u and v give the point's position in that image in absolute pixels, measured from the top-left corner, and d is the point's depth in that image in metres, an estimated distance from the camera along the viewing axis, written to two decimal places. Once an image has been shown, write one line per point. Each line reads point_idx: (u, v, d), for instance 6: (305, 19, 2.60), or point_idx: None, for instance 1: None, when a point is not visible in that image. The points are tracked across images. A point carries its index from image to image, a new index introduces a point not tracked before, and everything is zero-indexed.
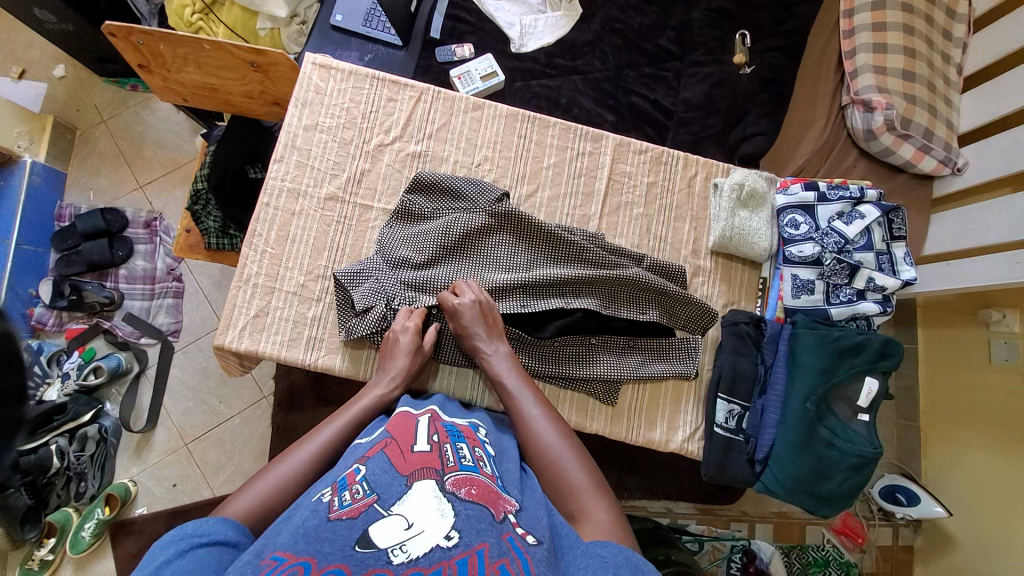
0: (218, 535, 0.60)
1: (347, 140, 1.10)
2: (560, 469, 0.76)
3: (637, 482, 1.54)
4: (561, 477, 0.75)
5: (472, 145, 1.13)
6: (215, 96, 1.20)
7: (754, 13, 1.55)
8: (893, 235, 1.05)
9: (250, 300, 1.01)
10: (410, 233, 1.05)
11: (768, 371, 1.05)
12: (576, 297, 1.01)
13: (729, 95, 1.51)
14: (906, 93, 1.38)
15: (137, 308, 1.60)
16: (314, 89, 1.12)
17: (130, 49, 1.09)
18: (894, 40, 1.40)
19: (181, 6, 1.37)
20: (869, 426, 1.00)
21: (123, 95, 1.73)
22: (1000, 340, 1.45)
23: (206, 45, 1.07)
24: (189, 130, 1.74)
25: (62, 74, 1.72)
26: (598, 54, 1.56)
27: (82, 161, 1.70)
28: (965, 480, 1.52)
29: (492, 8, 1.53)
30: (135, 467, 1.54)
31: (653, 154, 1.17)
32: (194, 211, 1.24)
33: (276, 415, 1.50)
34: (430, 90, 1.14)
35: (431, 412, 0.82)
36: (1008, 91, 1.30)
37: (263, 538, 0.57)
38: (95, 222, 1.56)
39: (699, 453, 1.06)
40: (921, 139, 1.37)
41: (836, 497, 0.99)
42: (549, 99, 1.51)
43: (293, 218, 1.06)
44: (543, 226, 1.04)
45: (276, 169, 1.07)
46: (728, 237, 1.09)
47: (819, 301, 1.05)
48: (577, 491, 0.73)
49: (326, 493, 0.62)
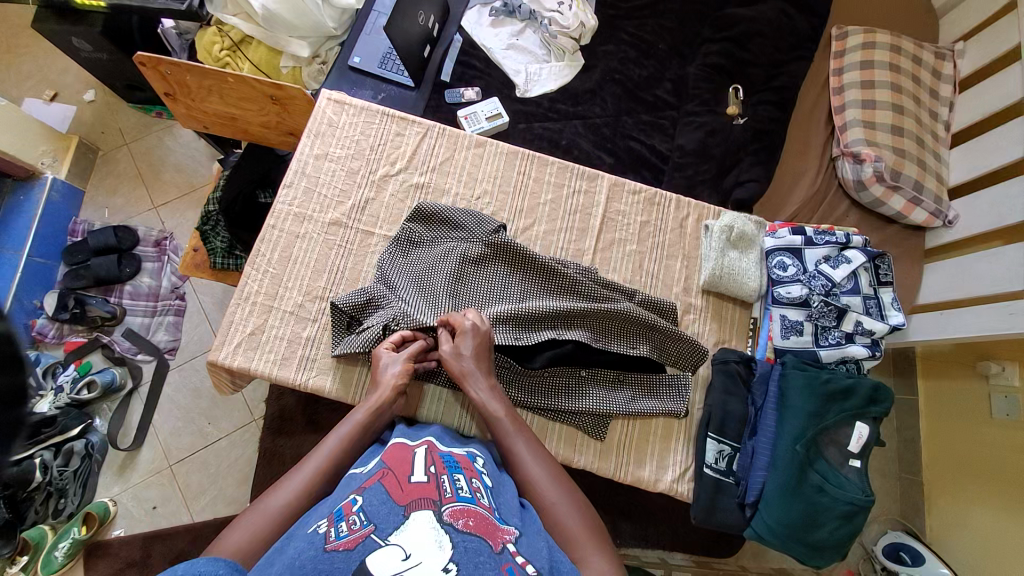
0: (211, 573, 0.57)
1: (354, 170, 1.16)
2: (556, 517, 0.75)
3: (629, 528, 1.48)
4: (559, 525, 0.74)
5: (473, 179, 1.18)
6: (234, 125, 1.28)
7: (746, 70, 1.64)
8: (880, 281, 1.07)
9: (248, 317, 1.04)
10: (409, 262, 1.07)
11: (758, 413, 1.05)
12: (569, 329, 1.02)
13: (723, 144, 1.58)
14: (895, 147, 1.44)
15: (138, 324, 1.62)
16: (327, 121, 1.18)
17: (159, 78, 1.18)
18: (882, 97, 1.48)
19: (212, 43, 1.47)
20: (861, 473, 0.98)
21: (147, 121, 1.83)
22: (1000, 394, 1.44)
23: (229, 78, 1.15)
24: (207, 156, 1.82)
25: (91, 99, 1.82)
26: (598, 101, 1.65)
27: (101, 180, 1.77)
28: (971, 540, 1.46)
29: (500, 56, 1.63)
30: (116, 486, 1.51)
31: (646, 196, 1.21)
32: (203, 230, 1.28)
33: (264, 439, 1.48)
34: (437, 127, 1.21)
35: (428, 443, 0.81)
36: (993, 149, 1.36)
37: (258, 571, 0.58)
38: (107, 239, 1.62)
39: (688, 495, 1.04)
40: (910, 192, 1.42)
41: (827, 547, 0.96)
42: (550, 141, 1.58)
43: (297, 240, 1.09)
44: (536, 257, 1.07)
45: (284, 194, 1.12)
46: (717, 276, 1.11)
47: (808, 342, 1.06)
48: (575, 537, 0.72)
49: (322, 525, 0.62)
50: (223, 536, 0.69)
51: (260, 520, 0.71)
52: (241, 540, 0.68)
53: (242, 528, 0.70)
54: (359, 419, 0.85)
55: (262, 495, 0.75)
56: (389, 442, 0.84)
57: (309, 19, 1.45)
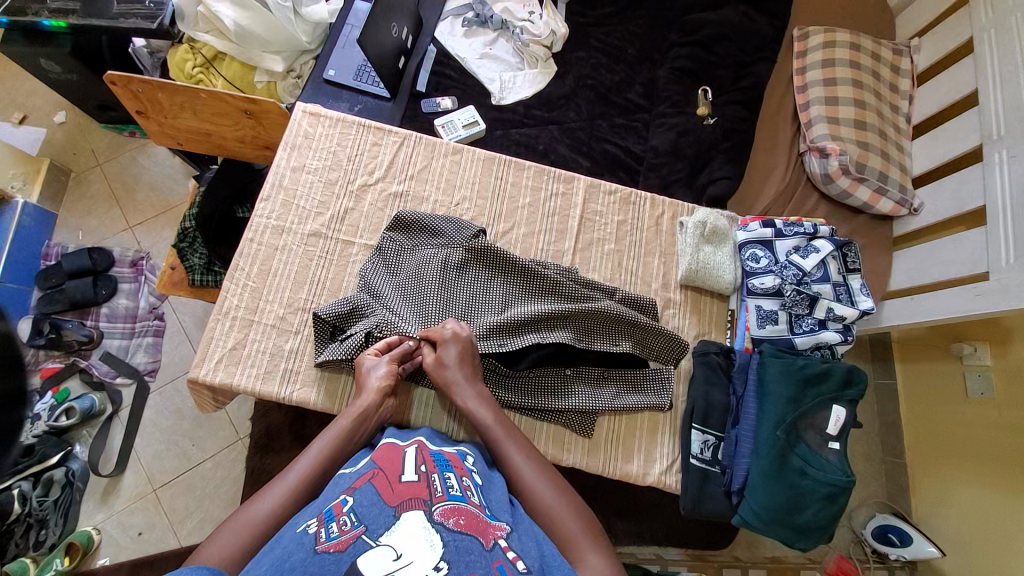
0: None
1: (332, 180, 1.16)
2: (549, 513, 0.76)
3: (624, 526, 1.50)
4: (551, 521, 0.75)
5: (451, 186, 1.20)
6: (208, 140, 1.28)
7: (714, 71, 1.69)
8: (848, 268, 1.12)
9: (228, 333, 1.03)
10: (390, 271, 1.08)
11: (740, 401, 1.07)
12: (551, 331, 1.02)
13: (695, 143, 1.62)
14: (859, 140, 1.50)
15: (116, 346, 1.59)
16: (303, 133, 1.19)
17: (130, 97, 1.17)
18: (844, 94, 1.54)
19: (183, 61, 1.47)
20: (840, 455, 1.01)
21: (120, 141, 1.81)
22: (974, 374, 1.49)
23: (202, 94, 1.15)
24: (183, 174, 1.80)
25: (62, 120, 1.80)
26: (572, 106, 1.68)
27: (74, 202, 1.74)
28: (954, 517, 1.51)
29: (474, 65, 1.66)
30: (99, 514, 1.47)
31: (622, 195, 1.24)
32: (180, 248, 1.26)
33: (251, 458, 1.46)
34: (413, 136, 1.22)
35: (418, 443, 0.81)
36: (952, 138, 1.42)
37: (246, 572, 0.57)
38: (82, 261, 1.59)
39: (676, 487, 1.06)
40: (876, 182, 1.47)
41: (812, 529, 0.99)
42: (527, 146, 1.61)
43: (277, 253, 1.09)
44: (515, 260, 1.08)
45: (262, 208, 1.11)
46: (694, 271, 1.15)
47: (783, 331, 1.09)
48: (572, 538, 0.73)
49: (312, 525, 0.62)
50: (205, 545, 0.68)
51: (244, 527, 0.70)
52: (221, 548, 0.67)
53: (225, 537, 0.69)
54: (346, 426, 0.85)
55: (246, 501, 0.74)
56: (380, 443, 0.85)
57: (283, 35, 1.47)
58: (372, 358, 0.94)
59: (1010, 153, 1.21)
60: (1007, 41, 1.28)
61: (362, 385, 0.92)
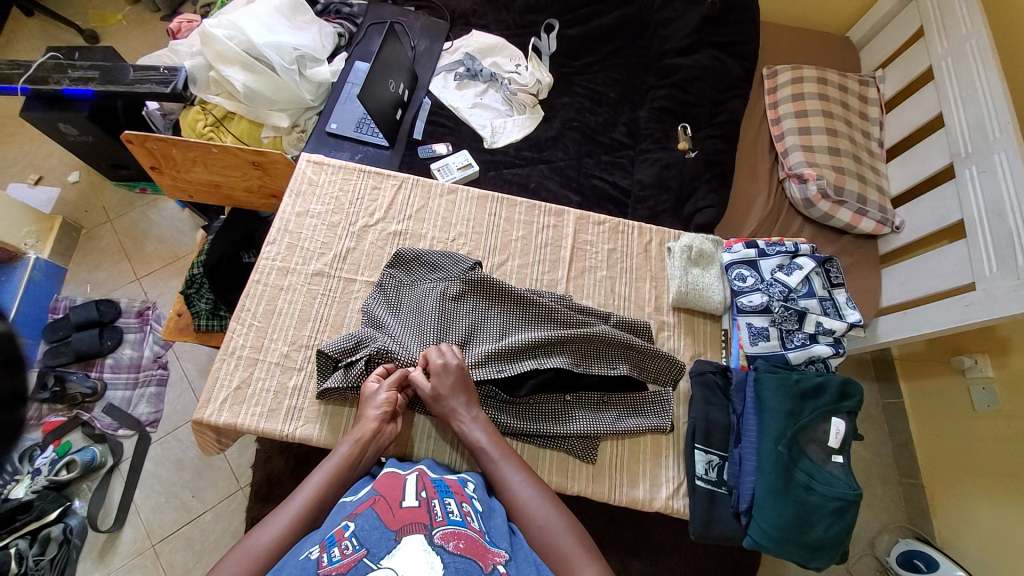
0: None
1: (335, 223, 1.22)
2: (547, 538, 0.76)
3: (638, 566, 1.44)
4: (550, 548, 0.75)
5: (448, 223, 1.26)
6: (218, 191, 1.35)
7: (692, 109, 1.80)
8: (833, 283, 1.16)
9: (233, 372, 1.05)
10: (389, 306, 1.11)
11: (740, 420, 1.08)
12: (549, 357, 1.05)
13: (679, 175, 1.71)
14: (834, 165, 1.58)
15: (119, 398, 1.61)
16: (307, 180, 1.26)
17: (145, 153, 1.26)
18: (815, 123, 1.64)
19: (195, 120, 1.58)
20: (845, 468, 1.01)
21: (131, 197, 1.90)
22: (978, 387, 1.49)
23: (215, 149, 1.24)
24: (191, 226, 1.88)
25: (75, 180, 1.90)
26: (560, 146, 1.78)
27: (84, 257, 1.81)
28: (978, 538, 1.45)
29: (467, 113, 1.78)
30: (96, 573, 1.43)
31: (611, 225, 1.30)
32: (187, 294, 1.31)
33: (251, 508, 1.44)
34: (411, 178, 1.30)
35: (419, 470, 0.82)
36: (922, 159, 1.50)
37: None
38: (89, 313, 1.63)
39: (684, 511, 1.05)
40: (855, 204, 1.54)
41: (825, 546, 0.96)
42: (519, 184, 1.69)
43: (282, 293, 1.13)
44: (512, 290, 1.12)
45: (268, 251, 1.17)
46: (684, 293, 1.18)
47: (777, 346, 1.11)
48: (570, 557, 0.73)
49: (314, 551, 0.63)
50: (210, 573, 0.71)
51: (245, 558, 0.72)
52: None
53: (227, 569, 0.71)
54: (346, 451, 0.87)
55: (245, 534, 0.76)
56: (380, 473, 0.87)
57: (288, 94, 1.59)
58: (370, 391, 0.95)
59: (979, 169, 1.28)
60: (963, 68, 1.39)
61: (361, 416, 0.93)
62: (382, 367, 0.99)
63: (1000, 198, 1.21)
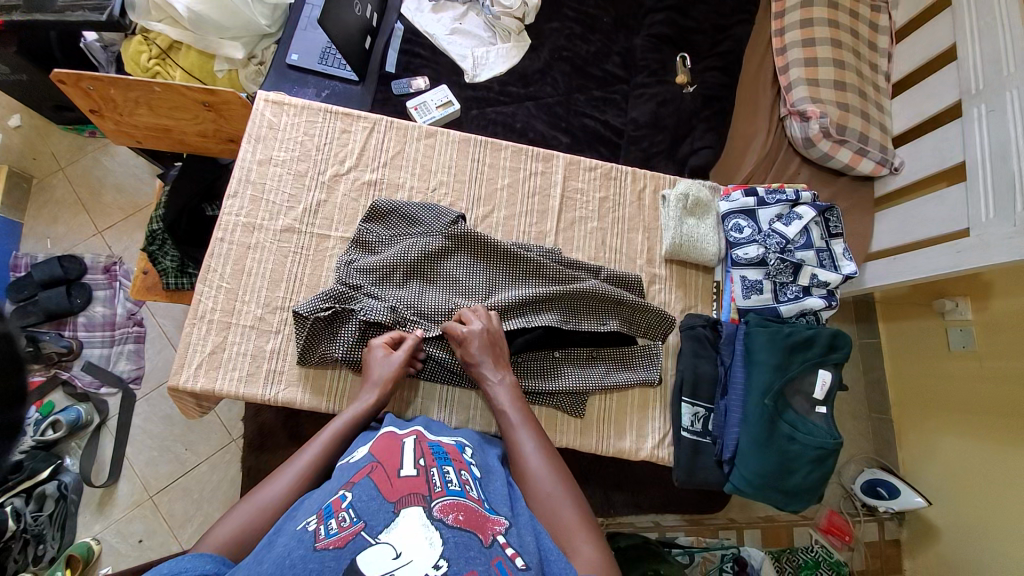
0: (195, 570, 0.59)
1: (302, 172, 1.12)
2: (550, 505, 0.74)
3: (623, 499, 1.52)
4: (551, 514, 0.73)
5: (427, 171, 1.16)
6: (168, 136, 1.22)
7: (692, 36, 1.68)
8: (831, 233, 1.11)
9: (205, 336, 1.00)
10: (368, 261, 1.04)
11: (728, 371, 1.08)
12: (537, 315, 1.02)
13: (675, 113, 1.60)
14: (838, 102, 1.47)
15: (97, 356, 1.56)
16: (267, 124, 1.13)
17: (81, 95, 1.11)
18: (823, 54, 1.50)
19: (137, 53, 1.39)
20: (828, 418, 1.03)
21: (81, 142, 1.73)
22: (956, 328, 1.51)
23: (157, 88, 1.09)
24: (150, 173, 1.73)
25: (17, 124, 1.70)
26: (549, 80, 1.63)
27: (38, 210, 1.67)
28: (939, 469, 1.55)
29: (444, 41, 1.60)
30: (97, 524, 1.46)
31: (603, 170, 1.22)
32: (150, 252, 1.21)
33: (247, 458, 1.46)
34: (384, 120, 1.18)
35: (417, 433, 0.81)
36: (929, 95, 1.41)
37: (248, 567, 0.57)
38: (53, 270, 1.54)
39: (669, 460, 1.08)
40: (856, 144, 1.45)
41: (802, 492, 1.01)
42: (504, 125, 1.56)
43: (250, 251, 1.06)
44: (496, 245, 1.06)
45: (230, 205, 1.07)
46: (677, 245, 1.13)
47: (768, 300, 1.10)
48: (569, 530, 0.71)
49: (312, 522, 0.61)
50: (214, 526, 0.70)
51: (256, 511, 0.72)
52: (229, 532, 0.69)
53: (236, 517, 0.71)
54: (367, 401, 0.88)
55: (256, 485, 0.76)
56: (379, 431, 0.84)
57: (240, 19, 1.39)
58: (381, 353, 0.93)
59: (989, 108, 1.20)
60: None
61: (368, 375, 0.92)
62: (400, 332, 0.97)
63: (1006, 140, 1.14)
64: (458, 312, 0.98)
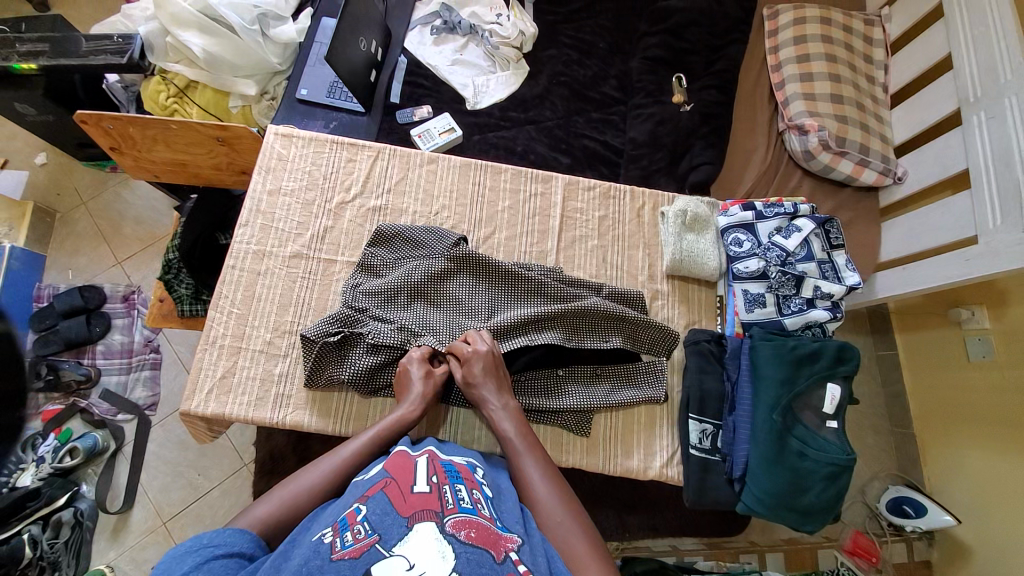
0: (234, 546, 0.64)
1: (309, 201, 1.16)
2: (559, 536, 0.72)
3: (637, 521, 1.49)
4: (562, 544, 0.71)
5: (430, 196, 1.20)
6: (184, 170, 1.29)
7: (687, 58, 1.71)
8: (832, 244, 1.12)
9: (216, 362, 1.02)
10: (374, 283, 1.06)
11: (734, 387, 1.07)
12: (540, 333, 1.02)
13: (673, 132, 1.62)
14: (836, 115, 1.48)
15: (114, 383, 1.59)
16: (276, 155, 1.18)
17: (102, 134, 1.17)
18: (818, 69, 1.53)
19: (156, 92, 1.46)
20: (839, 433, 1.01)
21: (103, 176, 1.81)
22: (974, 338, 1.48)
23: (174, 126, 1.15)
24: (168, 206, 1.80)
25: (44, 161, 1.80)
26: (548, 105, 1.68)
27: (61, 242, 1.74)
28: (967, 483, 1.49)
29: (446, 72, 1.66)
30: (111, 552, 1.47)
31: (602, 189, 1.24)
32: (166, 279, 1.26)
33: (257, 483, 1.46)
34: (388, 148, 1.22)
35: (430, 451, 0.79)
36: (927, 105, 1.42)
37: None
38: (73, 300, 1.59)
39: (678, 479, 1.06)
40: (857, 154, 1.46)
41: (817, 511, 0.98)
42: (506, 148, 1.61)
43: (259, 278, 1.09)
44: (497, 266, 1.08)
45: (241, 234, 1.11)
46: (678, 261, 1.14)
47: (772, 313, 1.10)
48: (580, 561, 0.69)
49: (327, 534, 0.62)
50: (251, 507, 0.73)
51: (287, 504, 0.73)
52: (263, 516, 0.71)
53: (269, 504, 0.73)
54: (399, 415, 0.88)
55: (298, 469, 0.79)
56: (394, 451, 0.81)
57: (252, 58, 1.47)
58: (419, 370, 0.94)
59: (988, 115, 1.20)
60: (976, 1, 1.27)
61: (402, 392, 0.93)
62: (424, 347, 0.98)
63: (1008, 145, 1.14)
64: (465, 332, 1.00)
